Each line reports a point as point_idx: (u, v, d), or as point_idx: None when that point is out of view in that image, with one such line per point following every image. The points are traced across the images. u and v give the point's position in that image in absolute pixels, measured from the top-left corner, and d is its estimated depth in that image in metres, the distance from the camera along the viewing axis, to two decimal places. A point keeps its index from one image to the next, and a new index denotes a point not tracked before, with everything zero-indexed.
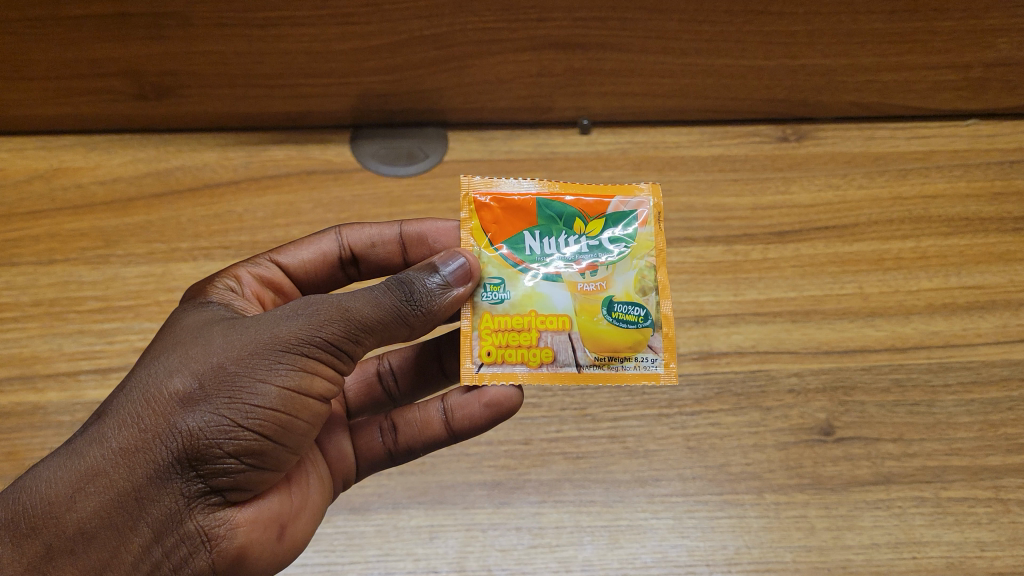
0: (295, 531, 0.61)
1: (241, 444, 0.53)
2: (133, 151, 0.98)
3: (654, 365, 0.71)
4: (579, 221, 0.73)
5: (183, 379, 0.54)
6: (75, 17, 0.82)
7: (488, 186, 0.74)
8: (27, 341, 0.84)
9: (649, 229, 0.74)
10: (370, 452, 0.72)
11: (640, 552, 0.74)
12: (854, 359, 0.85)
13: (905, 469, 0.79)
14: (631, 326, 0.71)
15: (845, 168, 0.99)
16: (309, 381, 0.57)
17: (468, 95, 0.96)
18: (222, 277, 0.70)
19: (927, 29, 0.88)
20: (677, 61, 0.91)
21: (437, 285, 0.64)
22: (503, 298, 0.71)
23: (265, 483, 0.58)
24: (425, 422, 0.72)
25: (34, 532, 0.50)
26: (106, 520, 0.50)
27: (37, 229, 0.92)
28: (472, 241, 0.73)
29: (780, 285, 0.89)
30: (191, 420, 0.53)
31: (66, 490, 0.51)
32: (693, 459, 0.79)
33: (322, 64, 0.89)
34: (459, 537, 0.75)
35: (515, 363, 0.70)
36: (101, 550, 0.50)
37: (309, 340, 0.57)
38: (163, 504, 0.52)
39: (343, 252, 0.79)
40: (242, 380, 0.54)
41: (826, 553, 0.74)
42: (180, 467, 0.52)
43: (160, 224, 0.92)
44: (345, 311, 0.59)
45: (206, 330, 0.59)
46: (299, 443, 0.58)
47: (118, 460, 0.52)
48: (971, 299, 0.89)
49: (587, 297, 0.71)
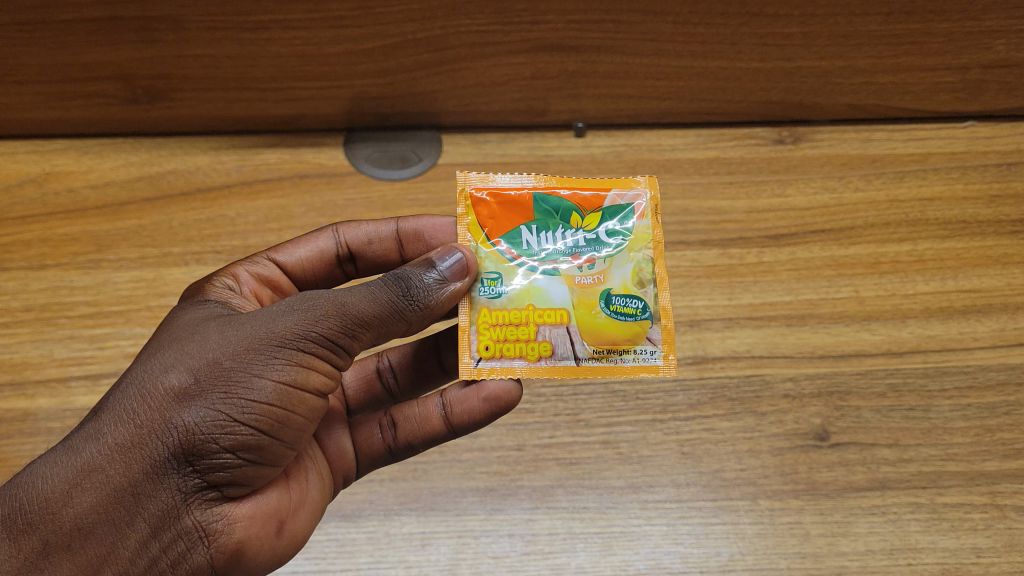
0: (296, 527, 0.60)
1: (238, 439, 0.52)
2: (125, 155, 0.98)
3: (654, 357, 0.70)
4: (576, 214, 0.72)
5: (179, 374, 0.53)
6: (66, 21, 0.81)
7: (485, 181, 0.74)
8: (18, 347, 0.84)
9: (647, 222, 0.73)
10: (370, 448, 0.71)
11: (634, 559, 0.74)
12: (850, 363, 0.84)
13: (901, 474, 0.78)
14: (630, 318, 0.70)
15: (841, 170, 0.98)
16: (305, 376, 0.56)
17: (462, 98, 0.95)
18: (220, 275, 0.69)
19: (923, 31, 0.87)
20: (672, 63, 0.91)
21: (435, 280, 0.64)
22: (501, 292, 0.70)
23: (264, 478, 0.57)
24: (425, 417, 0.71)
25: (31, 527, 0.49)
26: (102, 515, 0.50)
27: (28, 234, 0.91)
28: (470, 236, 0.72)
29: (775, 289, 0.89)
30: (188, 415, 0.52)
31: (62, 486, 0.50)
32: (687, 465, 0.78)
33: (314, 67, 0.89)
34: (451, 544, 0.74)
35: (514, 357, 0.69)
36: (98, 545, 0.49)
37: (305, 335, 0.56)
38: (160, 499, 0.51)
39: (341, 250, 0.78)
40: (238, 374, 0.53)
41: (820, 560, 0.74)
42: (177, 462, 0.51)
43: (151, 229, 0.92)
44: (342, 306, 0.58)
45: (203, 326, 0.58)
46: (297, 438, 0.57)
47: (114, 456, 0.51)
48: (967, 302, 0.88)
49: (584, 290, 0.70)
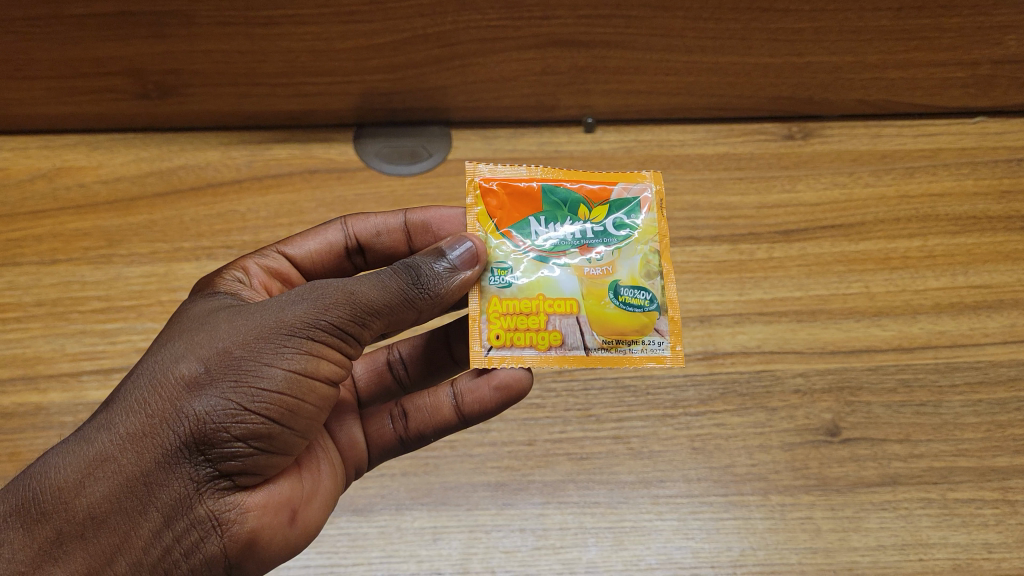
0: (310, 517, 0.60)
1: (249, 427, 0.52)
2: (136, 151, 0.98)
3: (661, 347, 0.70)
4: (583, 206, 0.72)
5: (189, 364, 0.54)
6: (77, 16, 0.81)
7: (493, 172, 0.74)
8: (30, 341, 0.84)
9: (654, 215, 0.74)
10: (381, 439, 0.71)
11: (645, 554, 0.74)
12: (860, 359, 0.84)
13: (911, 470, 0.78)
14: (638, 309, 0.70)
15: (851, 166, 0.98)
16: (316, 365, 0.56)
17: (472, 94, 0.95)
18: (230, 269, 0.70)
19: (934, 26, 0.87)
20: (682, 58, 0.91)
21: (445, 269, 0.64)
22: (510, 282, 0.70)
23: (277, 467, 0.57)
24: (436, 407, 0.71)
25: (45, 517, 0.49)
26: (114, 504, 0.50)
27: (40, 228, 0.91)
28: (478, 225, 0.72)
29: (785, 285, 0.89)
30: (198, 404, 0.52)
31: (74, 476, 0.50)
32: (698, 460, 0.79)
33: (325, 63, 0.89)
34: (462, 539, 0.74)
35: (524, 346, 0.68)
36: (112, 534, 0.50)
37: (314, 324, 0.56)
38: (171, 488, 0.51)
39: (349, 242, 0.79)
40: (248, 363, 0.54)
41: (831, 555, 0.74)
42: (188, 451, 0.51)
43: (162, 224, 0.92)
44: (351, 295, 0.58)
45: (214, 317, 0.58)
46: (309, 427, 0.57)
47: (126, 445, 0.51)
48: (978, 298, 0.88)
49: (594, 281, 0.70)
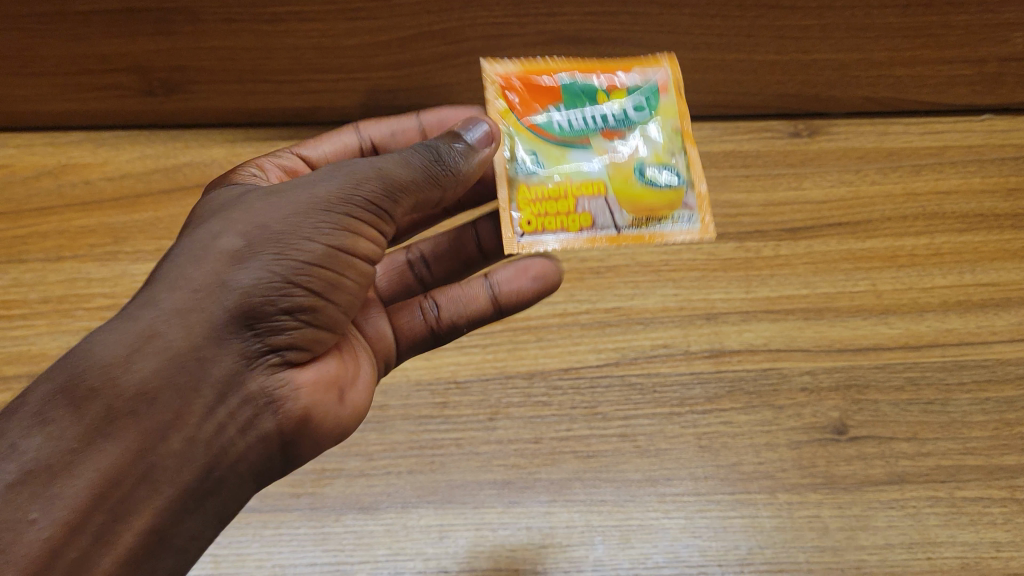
0: (355, 399, 0.62)
1: (295, 300, 0.52)
2: (141, 148, 0.98)
3: (690, 223, 0.70)
4: (604, 94, 0.72)
5: (231, 237, 0.52)
6: (82, 12, 0.81)
7: (513, 68, 0.73)
8: (35, 339, 0.84)
9: (670, 97, 0.73)
10: (412, 330, 0.71)
11: (651, 553, 0.74)
12: (867, 357, 0.84)
13: (919, 468, 0.78)
14: (665, 187, 0.70)
15: (857, 164, 0.98)
16: (353, 240, 0.56)
17: (477, 91, 0.95)
18: (244, 166, 0.69)
19: (943, 23, 0.86)
20: (688, 56, 0.90)
21: (464, 149, 0.61)
22: (538, 169, 0.70)
23: (317, 342, 0.57)
24: (469, 296, 0.71)
25: (93, 394, 0.45)
26: (166, 382, 0.47)
27: (45, 225, 0.91)
28: (501, 118, 0.71)
29: (792, 283, 0.89)
30: (246, 275, 0.50)
31: (121, 351, 0.46)
32: (705, 458, 0.78)
33: (331, 60, 0.89)
34: (469, 536, 0.74)
35: (556, 230, 0.69)
36: (165, 412, 0.47)
37: (350, 198, 0.55)
38: (225, 364, 0.50)
39: (365, 146, 0.79)
40: (288, 234, 0.52)
41: (839, 553, 0.74)
42: (239, 325, 0.50)
43: (168, 221, 0.92)
44: (381, 169, 0.57)
45: (242, 199, 0.56)
46: (344, 302, 0.58)
47: (176, 318, 0.48)
48: (985, 296, 0.88)
49: (620, 161, 0.70)
